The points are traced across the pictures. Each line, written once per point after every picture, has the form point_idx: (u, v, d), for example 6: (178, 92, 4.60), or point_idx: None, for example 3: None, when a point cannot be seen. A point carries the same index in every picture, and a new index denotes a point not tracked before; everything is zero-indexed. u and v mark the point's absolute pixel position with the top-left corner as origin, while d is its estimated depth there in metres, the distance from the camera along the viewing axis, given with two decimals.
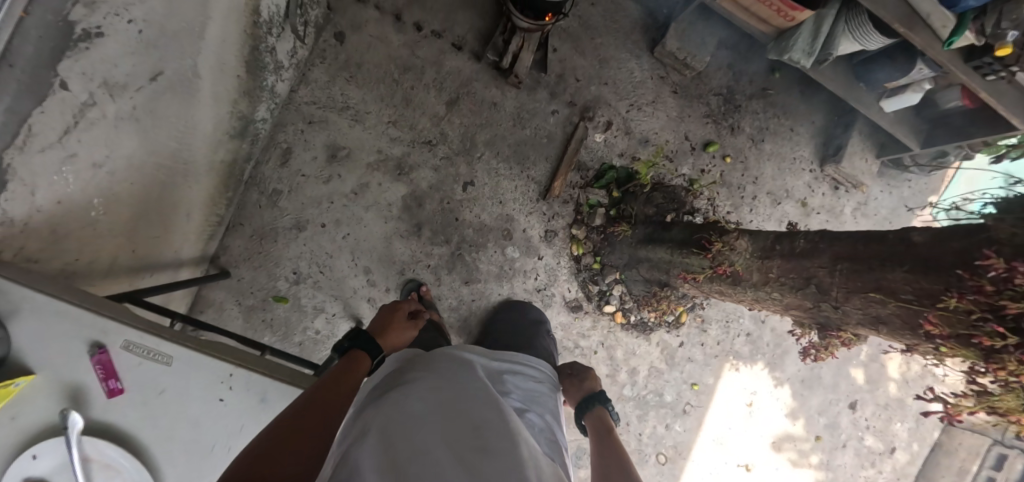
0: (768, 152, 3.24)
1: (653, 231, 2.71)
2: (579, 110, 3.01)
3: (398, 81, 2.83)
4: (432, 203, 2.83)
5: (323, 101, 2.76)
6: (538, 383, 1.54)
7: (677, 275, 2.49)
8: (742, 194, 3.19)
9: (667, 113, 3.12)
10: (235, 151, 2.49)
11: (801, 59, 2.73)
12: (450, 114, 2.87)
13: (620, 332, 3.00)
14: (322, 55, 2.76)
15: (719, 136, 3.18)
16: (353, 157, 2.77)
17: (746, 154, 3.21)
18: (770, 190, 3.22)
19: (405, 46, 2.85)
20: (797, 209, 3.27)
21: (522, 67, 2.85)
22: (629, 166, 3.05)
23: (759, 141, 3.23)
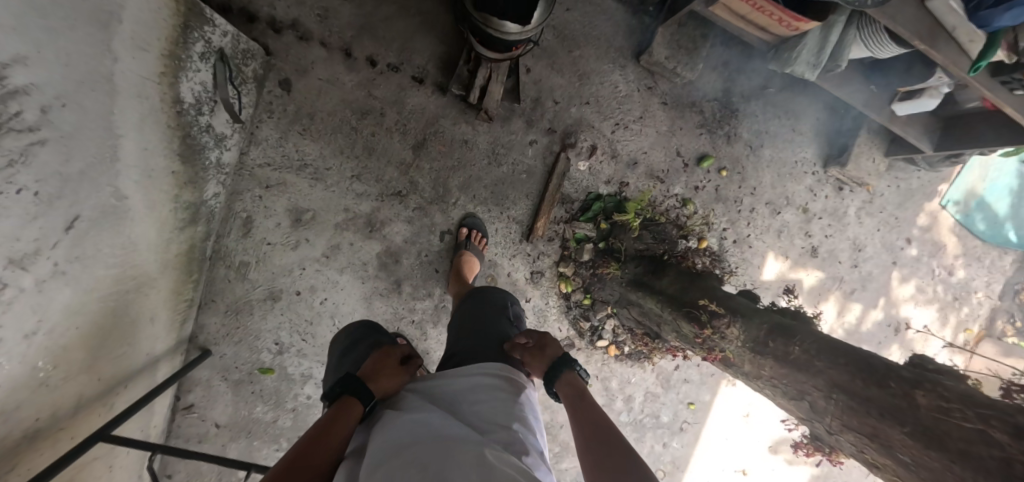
0: (767, 159, 2.99)
1: (643, 277, 2.56)
2: (560, 136, 2.75)
3: (357, 129, 2.57)
4: (410, 257, 2.69)
5: (278, 161, 2.52)
6: (495, 383, 1.48)
7: (666, 333, 2.38)
8: (739, 208, 2.99)
9: (657, 128, 2.85)
10: (190, 237, 2.31)
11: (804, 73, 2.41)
12: (418, 160, 2.63)
13: (616, 363, 2.96)
14: (269, 109, 2.49)
15: (714, 147, 2.92)
16: (319, 218, 2.58)
17: (743, 163, 2.97)
18: (770, 200, 3.01)
19: (359, 87, 2.56)
20: (798, 215, 3.07)
21: (493, 101, 2.56)
22: (619, 193, 2.83)
23: (758, 147, 2.98)
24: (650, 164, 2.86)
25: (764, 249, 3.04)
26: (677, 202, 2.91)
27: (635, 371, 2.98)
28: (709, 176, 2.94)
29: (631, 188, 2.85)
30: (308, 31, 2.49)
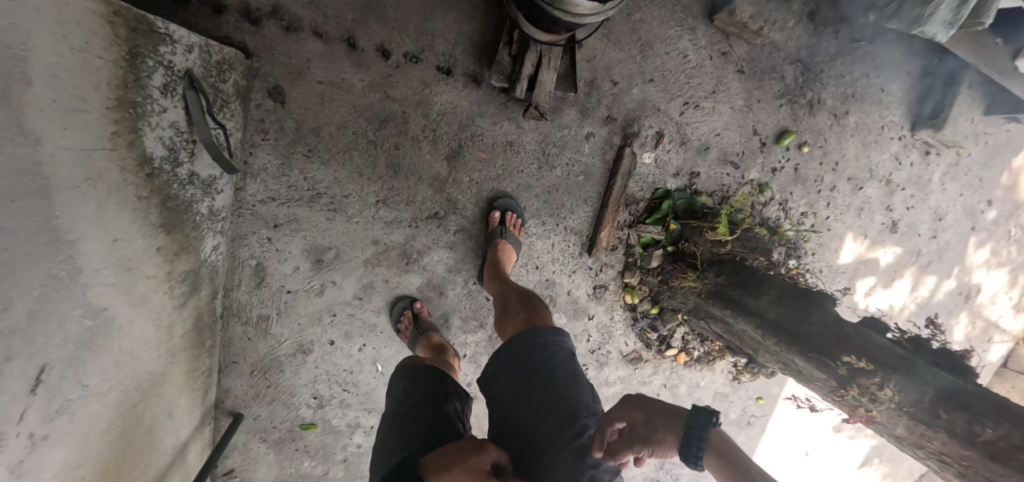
0: (852, 127, 2.57)
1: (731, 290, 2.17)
2: (622, 125, 2.26)
3: (376, 143, 2.05)
4: (455, 286, 2.28)
5: (283, 194, 2.04)
6: None
7: (767, 359, 2.02)
8: (818, 187, 2.62)
9: (731, 104, 2.37)
10: (195, 305, 1.91)
11: (937, 33, 1.94)
12: (455, 173, 2.14)
13: (685, 369, 2.69)
14: (262, 131, 1.96)
15: (794, 119, 2.48)
16: (344, 256, 2.15)
17: (826, 135, 2.55)
18: (852, 174, 2.64)
19: (372, 88, 2.00)
20: (880, 188, 2.72)
21: (545, 94, 2.02)
22: (688, 188, 2.41)
23: (842, 114, 2.54)
24: (724, 147, 2.42)
25: (841, 230, 2.73)
26: (753, 189, 2.51)
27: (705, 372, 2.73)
28: (789, 154, 2.53)
29: (703, 179, 2.42)
30: (296, 19, 1.88)
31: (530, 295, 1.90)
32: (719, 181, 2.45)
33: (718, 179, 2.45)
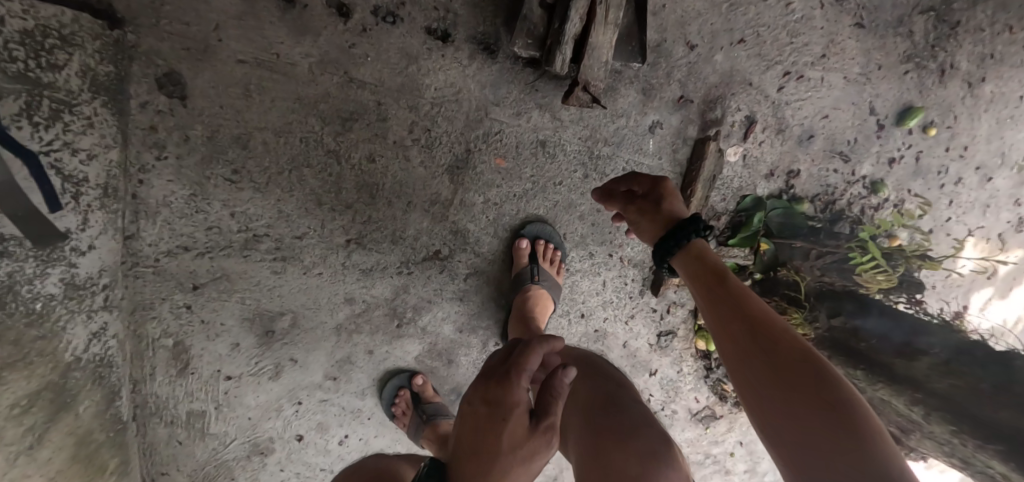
0: (989, 100, 1.78)
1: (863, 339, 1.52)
2: (701, 109, 1.56)
3: (338, 155, 1.32)
4: (468, 352, 1.57)
5: (201, 239, 1.34)
6: None
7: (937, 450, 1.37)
8: (948, 179, 1.88)
9: (844, 72, 1.68)
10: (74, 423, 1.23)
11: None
12: (462, 192, 1.42)
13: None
14: (155, 146, 1.26)
15: (920, 91, 1.74)
16: (303, 322, 1.45)
17: (956, 111, 1.78)
18: (982, 160, 1.85)
19: (324, 69, 1.27)
20: None
21: (599, 68, 1.28)
22: (784, 193, 1.74)
23: (978, 82, 1.76)
24: (833, 134, 1.74)
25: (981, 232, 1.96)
26: (864, 188, 1.83)
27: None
28: (908, 138, 1.80)
29: (802, 179, 1.75)
30: None
31: (611, 370, 1.12)
32: (822, 180, 1.78)
33: (821, 178, 1.78)
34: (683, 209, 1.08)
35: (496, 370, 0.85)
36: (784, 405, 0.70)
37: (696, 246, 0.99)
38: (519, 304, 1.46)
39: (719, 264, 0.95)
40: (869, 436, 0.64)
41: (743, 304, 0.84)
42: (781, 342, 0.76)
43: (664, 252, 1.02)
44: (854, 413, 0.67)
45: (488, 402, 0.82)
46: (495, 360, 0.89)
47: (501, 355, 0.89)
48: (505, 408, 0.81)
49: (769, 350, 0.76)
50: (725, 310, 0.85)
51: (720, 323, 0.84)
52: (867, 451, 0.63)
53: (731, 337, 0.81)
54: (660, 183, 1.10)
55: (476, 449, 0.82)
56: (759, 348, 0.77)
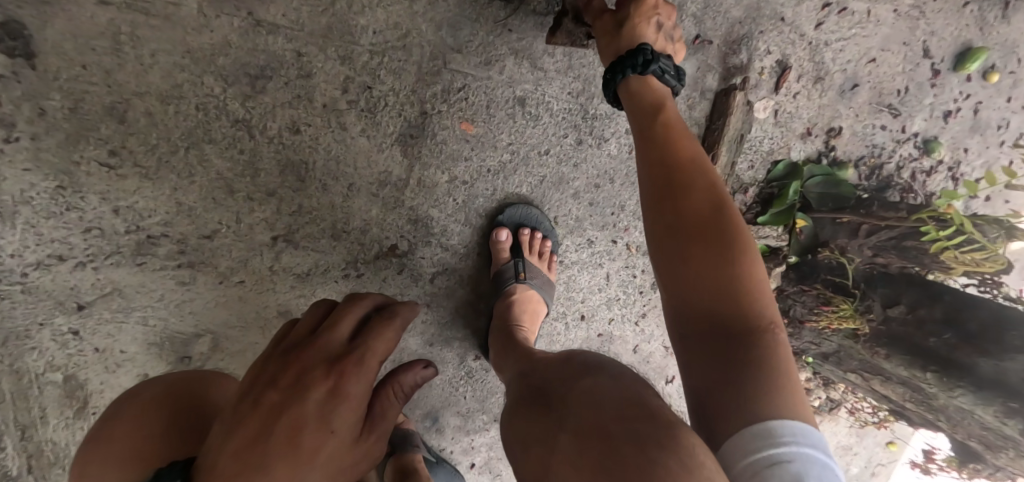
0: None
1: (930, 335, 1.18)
2: (721, 53, 1.24)
3: (249, 125, 1.01)
4: (442, 370, 1.26)
5: (79, 246, 1.01)
6: None
7: None
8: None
9: (895, 3, 1.27)
10: None
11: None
12: (420, 170, 1.10)
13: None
14: (0, 123, 0.92)
15: (981, 27, 1.32)
16: (226, 344, 1.15)
17: (1022, 51, 1.36)
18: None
19: (220, 10, 0.95)
20: None
21: None
22: (823, 157, 1.38)
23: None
24: (881, 81, 1.34)
25: None
26: (916, 148, 1.41)
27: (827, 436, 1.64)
28: (966, 86, 1.37)
29: (845, 138, 1.37)
30: None
31: (632, 380, 0.56)
32: (867, 140, 1.39)
33: (866, 137, 1.39)
34: (650, 36, 0.89)
35: (327, 356, 0.66)
36: (677, 258, 0.62)
37: (644, 80, 0.85)
38: (502, 311, 1.16)
39: (669, 105, 0.81)
40: (753, 303, 0.57)
41: (676, 148, 0.73)
42: (697, 194, 0.66)
43: (611, 87, 0.89)
44: (744, 277, 0.59)
45: (315, 404, 0.60)
46: (327, 338, 0.68)
47: (343, 332, 0.69)
48: (337, 410, 0.61)
49: (681, 201, 0.66)
50: (654, 152, 0.73)
51: (645, 162, 0.72)
52: (743, 321, 0.56)
53: (648, 179, 0.71)
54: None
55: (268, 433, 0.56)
56: (674, 196, 0.67)
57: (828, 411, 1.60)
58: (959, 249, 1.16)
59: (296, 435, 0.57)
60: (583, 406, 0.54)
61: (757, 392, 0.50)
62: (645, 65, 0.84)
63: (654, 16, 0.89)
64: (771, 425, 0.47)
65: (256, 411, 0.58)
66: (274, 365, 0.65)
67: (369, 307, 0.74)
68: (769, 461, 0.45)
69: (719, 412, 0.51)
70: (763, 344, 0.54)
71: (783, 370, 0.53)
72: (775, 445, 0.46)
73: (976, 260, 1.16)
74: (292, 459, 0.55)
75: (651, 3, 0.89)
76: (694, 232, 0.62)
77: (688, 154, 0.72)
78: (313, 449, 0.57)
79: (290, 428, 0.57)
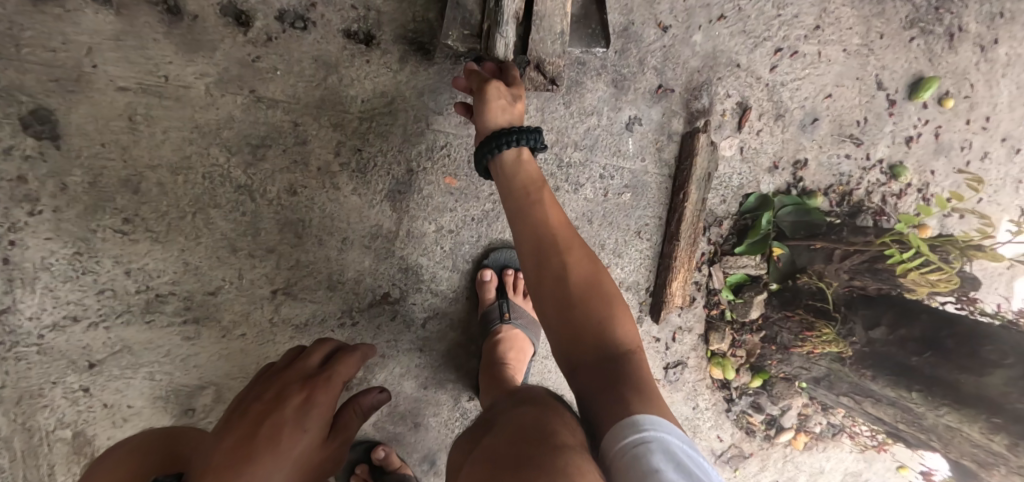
0: (1005, 63, 1.40)
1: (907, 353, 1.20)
2: (684, 100, 1.29)
3: (251, 190, 1.10)
4: (436, 412, 1.29)
5: (93, 306, 1.09)
6: None
7: None
8: (1004, 154, 1.46)
9: (843, 43, 1.34)
10: None
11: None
12: (408, 221, 1.18)
13: (804, 456, 1.58)
14: (26, 199, 1.03)
15: (930, 59, 1.37)
16: (228, 395, 1.19)
17: (972, 78, 1.40)
18: (1008, 129, 1.44)
19: (225, 89, 1.07)
20: None
21: (552, 41, 1.06)
22: (792, 188, 1.41)
23: (991, 45, 1.39)
24: (840, 115, 1.38)
25: None
26: (882, 174, 1.43)
27: (832, 463, 1.59)
28: (924, 113, 1.41)
29: (811, 169, 1.40)
30: None
31: (550, 409, 0.62)
32: (833, 169, 1.41)
33: (832, 167, 1.41)
34: (505, 121, 0.88)
35: (302, 376, 0.84)
36: (564, 320, 0.69)
37: (512, 158, 0.84)
38: (488, 350, 1.17)
39: (537, 176, 0.83)
40: (622, 332, 0.69)
41: (546, 224, 0.77)
42: (567, 256, 0.73)
43: (481, 164, 0.87)
44: (614, 319, 0.69)
45: (290, 410, 0.77)
46: (301, 364, 0.87)
47: (314, 360, 0.88)
48: (307, 414, 0.79)
49: (556, 264, 0.73)
50: (523, 235, 0.78)
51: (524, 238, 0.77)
52: (617, 349, 0.67)
53: (525, 257, 0.77)
54: (473, 102, 0.90)
55: (251, 432, 0.73)
56: (547, 265, 0.73)
57: (829, 437, 1.56)
58: (912, 266, 1.18)
59: (274, 433, 0.74)
60: (496, 435, 0.59)
61: (631, 397, 0.60)
62: (507, 145, 0.83)
63: (507, 98, 0.89)
64: (638, 416, 0.56)
65: (243, 420, 0.75)
66: (258, 389, 0.83)
67: (331, 348, 0.92)
68: (635, 442, 0.53)
69: (605, 417, 0.60)
70: (633, 365, 0.66)
71: (647, 375, 0.65)
72: (629, 435, 0.54)
73: (936, 279, 1.16)
74: (270, 451, 0.72)
75: (495, 90, 0.88)
76: (572, 287, 0.71)
77: (553, 220, 0.78)
78: (286, 447, 0.74)
79: (269, 429, 0.74)
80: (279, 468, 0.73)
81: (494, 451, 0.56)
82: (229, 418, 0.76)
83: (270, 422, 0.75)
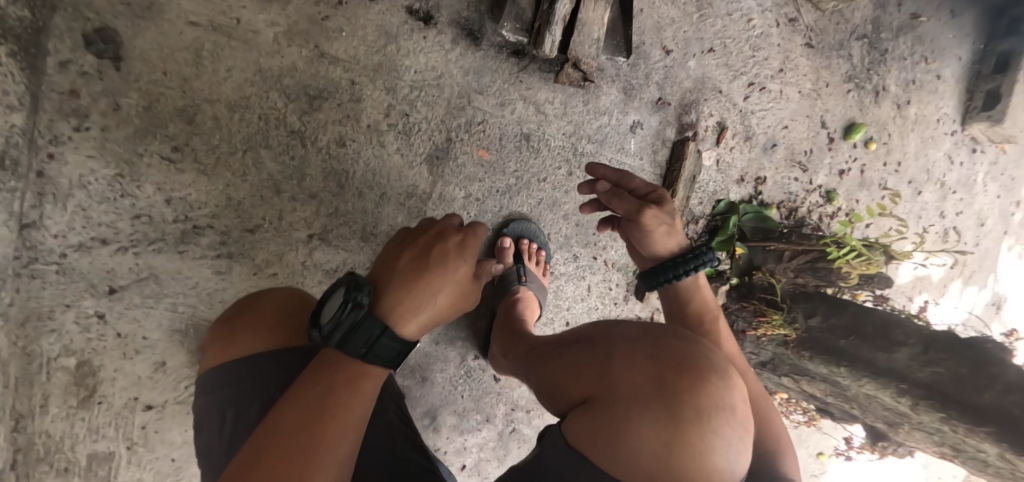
0: (914, 120, 1.82)
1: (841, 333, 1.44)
2: (678, 113, 1.52)
3: (303, 136, 1.17)
4: (444, 368, 1.38)
5: (125, 231, 1.09)
6: None
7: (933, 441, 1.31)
8: (905, 192, 1.86)
9: (798, 86, 1.65)
10: None
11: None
12: (441, 185, 1.30)
13: None
14: (74, 114, 1.03)
15: (858, 109, 1.73)
16: None
17: (890, 129, 1.80)
18: (914, 174, 1.86)
19: (292, 41, 1.14)
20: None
21: (590, 45, 1.25)
22: (754, 199, 1.68)
23: (904, 104, 1.80)
24: (792, 144, 1.69)
25: (945, 249, 1.98)
26: (820, 197, 1.76)
27: None
28: (853, 151, 1.76)
29: (769, 185, 1.69)
30: None
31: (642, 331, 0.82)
32: (784, 188, 1.71)
33: (784, 186, 1.71)
34: (672, 242, 1.00)
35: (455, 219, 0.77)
36: None
37: (687, 281, 1.00)
38: (507, 306, 1.29)
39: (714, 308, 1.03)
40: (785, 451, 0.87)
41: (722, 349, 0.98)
42: (741, 382, 0.94)
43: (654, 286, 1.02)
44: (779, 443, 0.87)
45: (456, 239, 0.73)
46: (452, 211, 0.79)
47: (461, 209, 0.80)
48: (474, 246, 0.74)
49: (740, 383, 0.94)
50: None
51: None
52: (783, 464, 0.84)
53: None
54: (632, 231, 1.00)
55: (426, 254, 0.69)
56: None
57: None
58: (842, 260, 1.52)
59: (447, 256, 0.70)
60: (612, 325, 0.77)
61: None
62: (688, 270, 0.99)
63: (665, 219, 0.98)
64: None
65: (413, 244, 0.70)
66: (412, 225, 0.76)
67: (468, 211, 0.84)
68: None
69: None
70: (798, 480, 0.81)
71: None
72: None
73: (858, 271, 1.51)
74: (446, 269, 0.69)
75: (657, 220, 0.97)
76: None
77: (728, 349, 0.98)
78: (457, 271, 0.70)
79: (440, 252, 0.70)
80: (450, 288, 0.69)
81: (650, 339, 0.70)
82: (391, 245, 0.72)
83: (441, 243, 0.71)
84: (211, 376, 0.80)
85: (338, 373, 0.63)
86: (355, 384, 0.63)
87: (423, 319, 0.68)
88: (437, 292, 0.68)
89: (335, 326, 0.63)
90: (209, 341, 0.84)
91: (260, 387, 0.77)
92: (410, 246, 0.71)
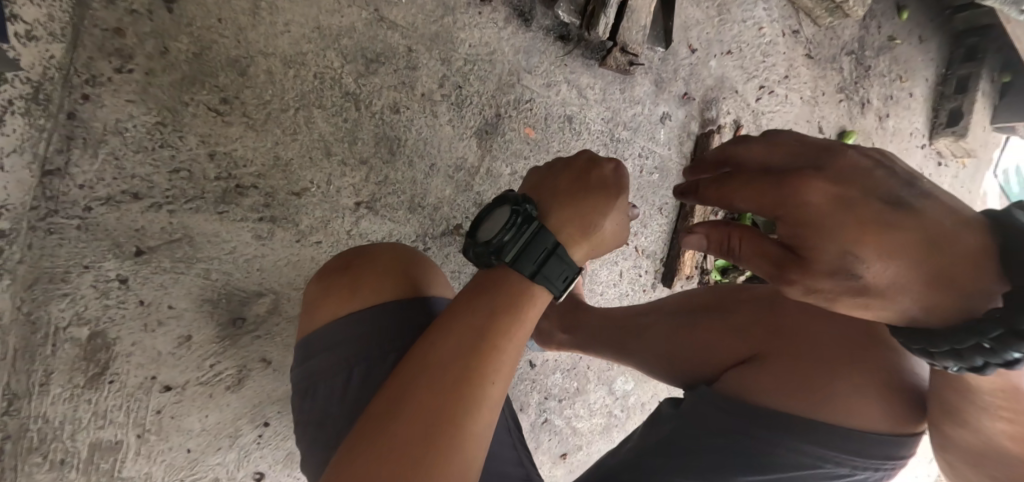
0: (892, 132, 2.01)
1: None
2: (701, 108, 1.60)
3: (357, 98, 1.13)
4: None
5: (161, 186, 0.99)
6: None
7: None
8: None
9: (800, 93, 1.79)
10: None
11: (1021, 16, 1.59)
12: (489, 160, 1.29)
13: None
14: (117, 54, 0.94)
15: (849, 119, 1.89)
16: (286, 307, 1.15)
17: (874, 139, 1.96)
18: None
19: (353, 1, 1.11)
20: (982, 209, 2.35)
21: (637, 31, 1.31)
22: None
23: (885, 117, 1.98)
24: None
25: None
26: None
27: None
28: None
29: None
30: None
31: None
32: None
33: None
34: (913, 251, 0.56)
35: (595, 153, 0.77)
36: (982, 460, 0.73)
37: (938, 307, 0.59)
38: None
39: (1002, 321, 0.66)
40: None
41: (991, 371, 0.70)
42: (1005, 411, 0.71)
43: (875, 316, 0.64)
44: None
45: (611, 167, 0.74)
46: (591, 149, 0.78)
47: None
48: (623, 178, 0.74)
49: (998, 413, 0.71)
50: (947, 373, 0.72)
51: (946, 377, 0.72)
52: None
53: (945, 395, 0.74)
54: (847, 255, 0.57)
55: (583, 180, 0.71)
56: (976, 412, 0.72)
57: None
58: None
59: (604, 181, 0.72)
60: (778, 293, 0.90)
61: None
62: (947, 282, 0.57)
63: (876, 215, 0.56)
64: None
65: (568, 172, 0.72)
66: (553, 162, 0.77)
67: None
68: None
69: None
70: None
71: None
72: None
73: None
74: (604, 194, 0.71)
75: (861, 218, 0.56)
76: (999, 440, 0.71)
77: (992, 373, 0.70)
78: (615, 197, 0.72)
79: (598, 179, 0.72)
80: (612, 214, 0.71)
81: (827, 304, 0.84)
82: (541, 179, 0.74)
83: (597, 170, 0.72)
84: (327, 328, 0.75)
85: (501, 288, 0.64)
86: (515, 310, 0.63)
87: (588, 241, 0.70)
88: (600, 215, 0.70)
89: (495, 232, 0.66)
90: (318, 290, 0.78)
91: (381, 341, 0.73)
92: (567, 175, 0.72)
